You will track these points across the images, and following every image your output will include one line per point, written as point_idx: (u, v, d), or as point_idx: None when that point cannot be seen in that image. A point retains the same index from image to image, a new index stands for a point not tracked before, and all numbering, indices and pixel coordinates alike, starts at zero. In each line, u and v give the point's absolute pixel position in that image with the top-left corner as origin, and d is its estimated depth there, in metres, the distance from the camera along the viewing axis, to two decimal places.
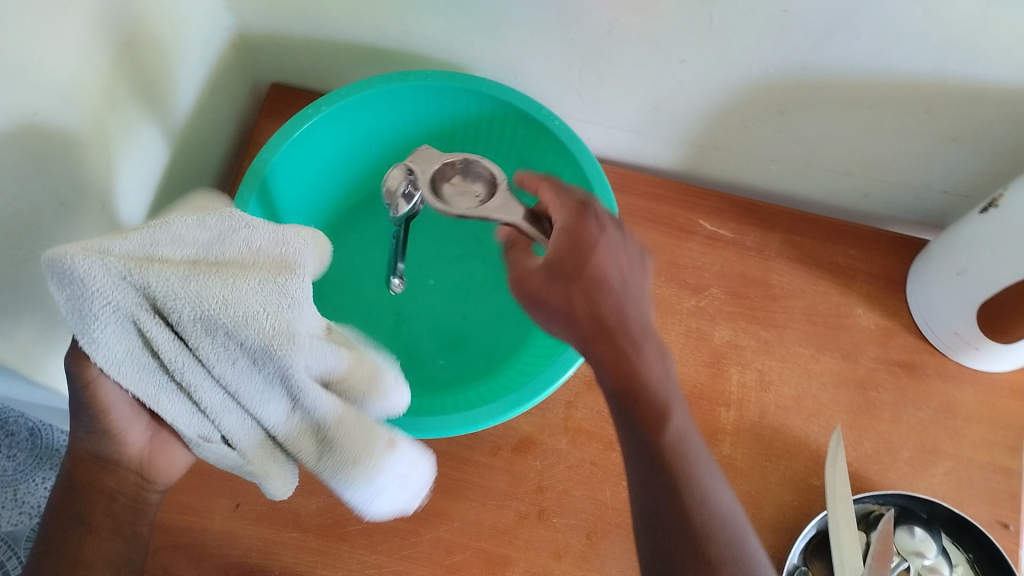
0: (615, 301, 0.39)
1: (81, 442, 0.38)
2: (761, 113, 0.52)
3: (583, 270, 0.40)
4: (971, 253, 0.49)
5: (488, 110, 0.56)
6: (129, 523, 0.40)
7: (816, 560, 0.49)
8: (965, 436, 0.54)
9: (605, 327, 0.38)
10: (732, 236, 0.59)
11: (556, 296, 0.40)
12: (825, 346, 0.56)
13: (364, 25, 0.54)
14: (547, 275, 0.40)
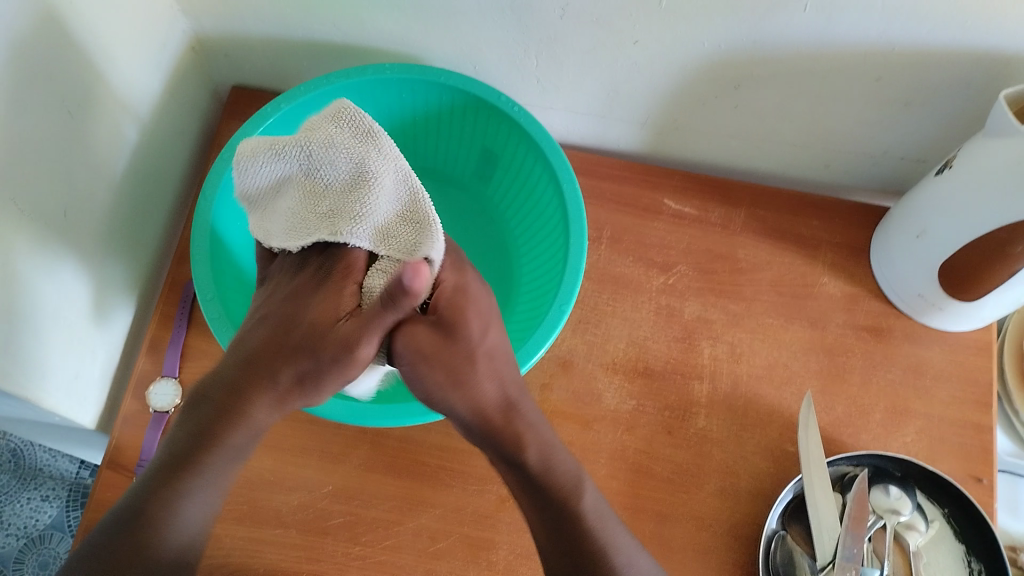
0: (500, 374, 0.46)
1: (286, 374, 0.42)
2: (716, 89, 0.52)
3: (470, 344, 0.45)
4: (930, 218, 0.50)
5: (447, 101, 0.56)
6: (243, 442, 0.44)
7: (794, 524, 0.50)
8: (934, 396, 0.55)
9: (500, 407, 0.45)
10: (697, 214, 0.60)
11: (448, 363, 0.44)
12: (793, 316, 0.57)
13: (320, 23, 0.54)
14: (437, 338, 0.44)
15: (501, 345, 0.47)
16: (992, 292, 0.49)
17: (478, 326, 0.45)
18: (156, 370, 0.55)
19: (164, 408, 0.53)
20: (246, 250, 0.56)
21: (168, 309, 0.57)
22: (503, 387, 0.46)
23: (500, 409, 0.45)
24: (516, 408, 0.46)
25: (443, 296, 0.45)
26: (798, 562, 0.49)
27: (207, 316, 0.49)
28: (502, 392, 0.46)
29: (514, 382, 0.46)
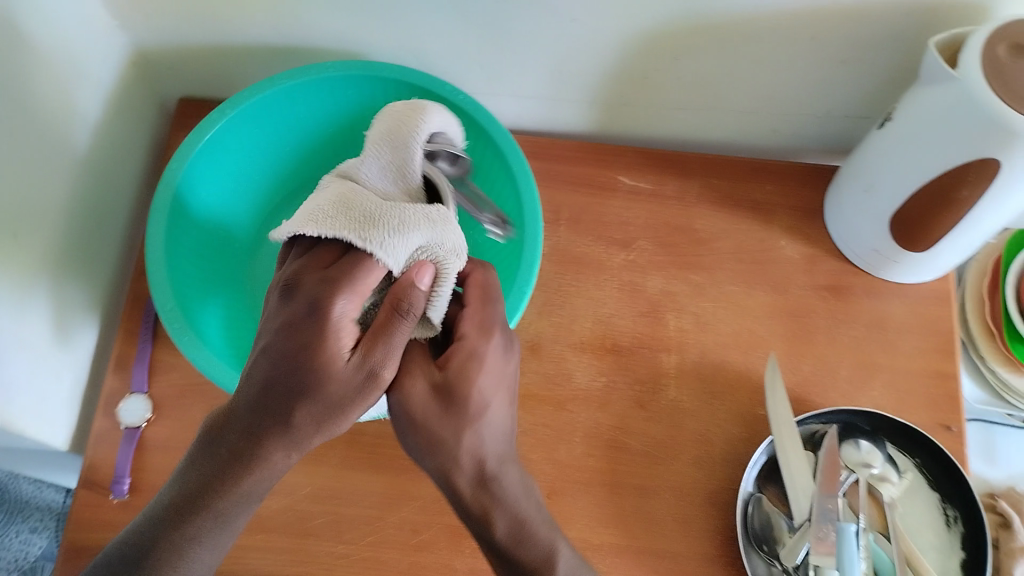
0: (498, 449, 0.40)
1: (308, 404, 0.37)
2: (657, 60, 0.53)
3: (474, 417, 0.39)
4: (878, 170, 0.50)
5: (394, 95, 0.56)
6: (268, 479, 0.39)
7: (770, 486, 0.51)
8: (897, 348, 0.56)
9: (472, 483, 0.39)
10: (653, 188, 0.61)
11: (441, 437, 0.39)
12: (754, 281, 0.58)
13: (259, 25, 0.54)
14: (435, 409, 0.39)
15: (502, 420, 0.40)
16: (943, 240, 0.50)
17: (478, 398, 0.39)
18: (124, 387, 0.55)
19: (135, 423, 0.53)
20: (206, 259, 0.56)
21: (132, 324, 0.57)
22: (479, 455, 0.39)
23: (492, 472, 0.39)
24: (491, 482, 0.39)
25: (457, 361, 0.40)
26: (774, 521, 0.50)
27: (168, 324, 0.49)
28: (479, 462, 0.39)
29: (494, 453, 0.40)
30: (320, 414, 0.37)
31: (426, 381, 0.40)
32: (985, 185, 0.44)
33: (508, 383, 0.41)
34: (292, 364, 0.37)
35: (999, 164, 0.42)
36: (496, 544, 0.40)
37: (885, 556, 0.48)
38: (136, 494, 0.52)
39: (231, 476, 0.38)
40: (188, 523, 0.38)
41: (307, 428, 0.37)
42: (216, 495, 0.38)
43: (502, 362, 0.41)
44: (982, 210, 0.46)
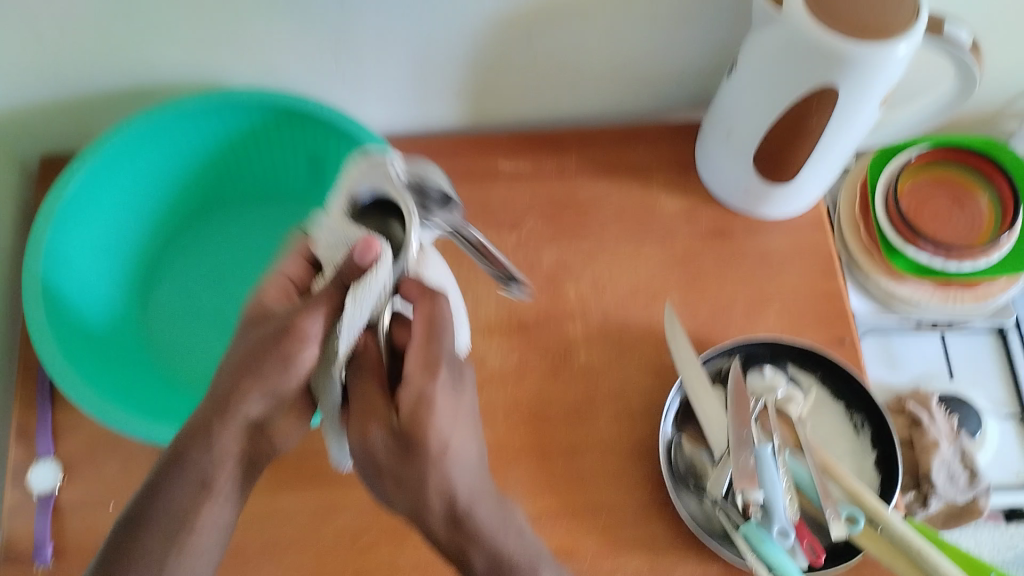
0: (466, 479, 0.38)
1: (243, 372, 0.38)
2: (510, 43, 0.54)
3: (435, 458, 0.37)
4: (732, 114, 0.53)
5: (259, 115, 0.57)
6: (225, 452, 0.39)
7: (688, 426, 0.53)
8: (784, 277, 0.59)
9: (444, 522, 0.38)
10: (532, 168, 0.62)
11: (404, 480, 0.37)
12: (642, 239, 0.60)
13: (110, 65, 0.54)
14: (394, 452, 0.37)
15: (470, 450, 0.39)
16: (805, 168, 0.53)
17: (438, 442, 0.37)
18: (29, 454, 0.53)
19: (47, 489, 0.51)
20: (91, 307, 0.55)
21: (28, 391, 0.55)
22: (450, 494, 0.38)
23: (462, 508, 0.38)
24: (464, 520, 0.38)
25: (408, 403, 0.37)
26: (697, 459, 0.52)
27: (59, 379, 0.48)
28: (450, 502, 0.38)
29: (466, 488, 0.38)
30: (258, 402, 0.39)
31: (383, 430, 0.37)
32: (829, 110, 0.47)
33: (467, 411, 0.39)
34: (254, 349, 0.38)
35: (837, 87, 0.46)
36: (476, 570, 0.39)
37: (803, 470, 0.49)
38: (59, 559, 0.50)
39: (191, 462, 0.39)
40: (146, 521, 0.39)
41: (247, 405, 0.38)
42: (181, 483, 0.39)
43: (454, 397, 0.38)
44: (832, 133, 0.49)
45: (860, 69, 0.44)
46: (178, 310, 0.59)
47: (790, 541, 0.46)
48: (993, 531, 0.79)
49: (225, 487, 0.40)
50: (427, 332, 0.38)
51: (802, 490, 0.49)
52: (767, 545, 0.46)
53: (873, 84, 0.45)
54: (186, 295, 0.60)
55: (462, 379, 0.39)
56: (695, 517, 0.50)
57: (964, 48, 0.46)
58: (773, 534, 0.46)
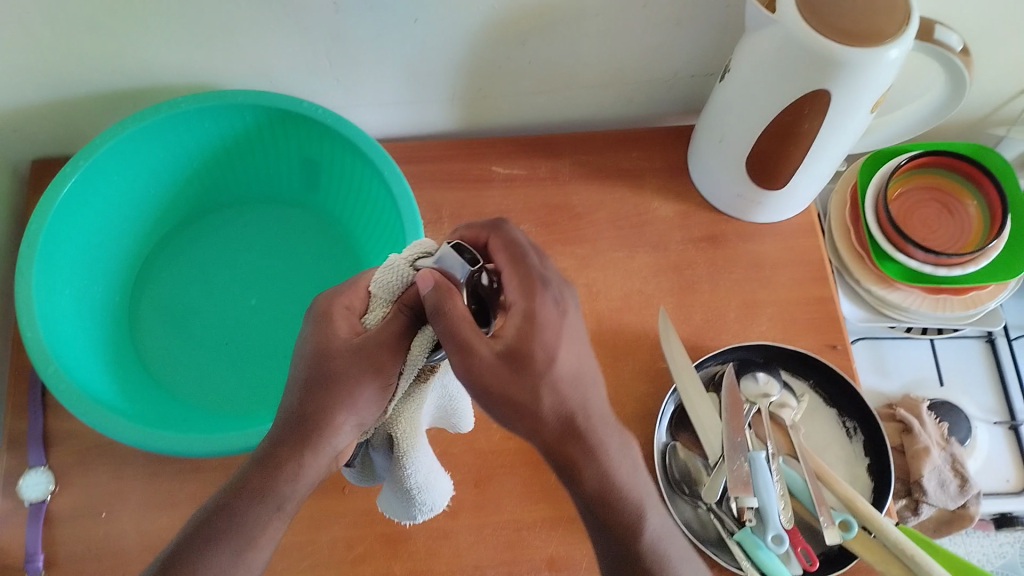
0: (582, 393, 0.36)
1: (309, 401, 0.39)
2: (505, 48, 0.54)
3: (542, 371, 0.35)
4: (724, 120, 0.53)
5: (253, 119, 0.56)
6: (294, 476, 0.39)
7: (682, 433, 0.53)
8: (777, 282, 0.59)
9: (561, 435, 0.35)
10: (526, 173, 0.62)
11: (516, 399, 0.34)
12: (636, 245, 0.60)
13: (99, 69, 0.53)
14: (504, 373, 0.34)
15: (580, 364, 0.36)
16: (796, 174, 0.53)
17: (544, 354, 0.35)
18: (21, 463, 0.52)
19: (39, 497, 0.51)
20: (83, 316, 0.54)
21: (19, 399, 0.54)
22: (569, 409, 0.35)
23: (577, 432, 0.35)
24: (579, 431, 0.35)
25: (512, 327, 0.35)
26: (691, 465, 0.52)
27: (53, 385, 0.47)
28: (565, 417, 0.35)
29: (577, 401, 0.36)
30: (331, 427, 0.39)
31: (489, 349, 0.34)
32: (822, 115, 0.47)
33: (578, 324, 0.37)
34: (320, 384, 0.39)
35: (829, 92, 0.46)
36: (584, 495, 0.36)
37: (796, 475, 0.49)
38: (51, 570, 0.49)
39: (268, 489, 0.38)
40: (215, 533, 0.37)
41: (331, 436, 0.39)
42: (255, 502, 0.38)
43: (557, 311, 0.36)
44: (824, 138, 0.49)
45: (854, 73, 0.44)
46: (170, 318, 0.58)
47: (784, 547, 0.46)
48: (982, 539, 0.82)
49: (292, 510, 0.39)
50: (511, 256, 0.37)
51: (796, 494, 0.49)
52: (762, 552, 0.47)
53: (865, 88, 0.45)
54: (177, 303, 0.59)
55: (564, 289, 0.38)
56: (690, 523, 0.50)
57: (954, 52, 0.46)
58: (767, 540, 0.46)
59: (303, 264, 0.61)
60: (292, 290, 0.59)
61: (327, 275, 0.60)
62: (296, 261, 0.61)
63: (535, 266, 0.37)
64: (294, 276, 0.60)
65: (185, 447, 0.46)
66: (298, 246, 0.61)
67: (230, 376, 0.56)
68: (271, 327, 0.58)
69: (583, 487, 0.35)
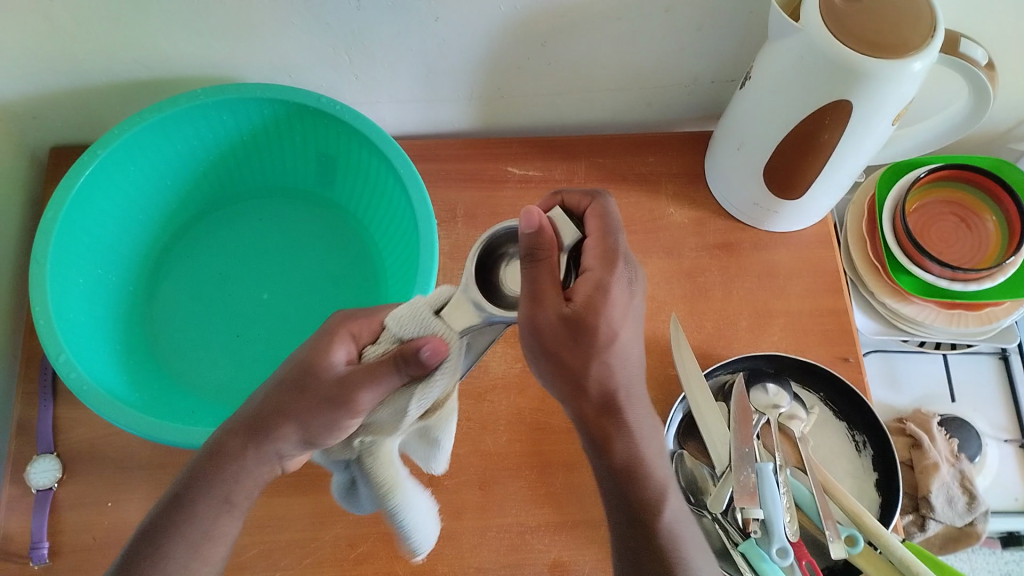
0: (624, 371, 0.40)
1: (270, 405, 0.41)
2: (526, 49, 0.54)
3: (601, 347, 0.38)
4: (744, 129, 0.53)
5: (271, 114, 0.56)
6: (235, 478, 0.41)
7: (689, 441, 0.53)
8: (791, 293, 0.59)
9: (598, 409, 0.40)
10: (542, 174, 0.62)
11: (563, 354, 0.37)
12: (650, 251, 0.60)
13: (119, 59, 0.53)
14: (563, 336, 0.37)
15: (633, 347, 0.40)
16: (814, 184, 0.53)
17: (607, 329, 0.37)
18: (30, 449, 0.53)
19: (46, 485, 0.51)
20: (96, 306, 0.55)
21: (30, 385, 0.55)
22: (614, 387, 0.39)
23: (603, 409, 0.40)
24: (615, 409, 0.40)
25: (583, 291, 0.37)
26: (698, 473, 0.52)
27: (65, 374, 0.47)
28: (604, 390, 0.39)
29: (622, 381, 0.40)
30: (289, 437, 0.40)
31: (558, 313, 0.36)
32: (843, 126, 0.47)
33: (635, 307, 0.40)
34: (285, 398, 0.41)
35: (850, 103, 0.45)
36: (612, 464, 0.40)
37: (803, 488, 0.49)
38: (56, 557, 0.50)
39: (215, 480, 0.41)
40: (172, 521, 0.39)
41: (279, 442, 0.41)
42: (207, 495, 0.40)
43: (625, 293, 0.38)
44: (844, 148, 0.49)
45: (876, 84, 0.43)
46: (180, 311, 0.59)
47: (789, 560, 0.45)
48: (987, 556, 0.82)
49: (242, 503, 0.42)
50: (602, 228, 0.39)
51: (802, 508, 0.49)
52: (765, 563, 0.46)
53: (887, 101, 0.45)
54: (188, 296, 0.59)
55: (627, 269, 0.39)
56: None
57: (979, 66, 0.46)
58: (772, 552, 0.45)
59: (314, 259, 0.61)
60: (304, 286, 0.59)
61: (337, 271, 0.60)
62: (307, 255, 0.61)
63: (614, 239, 0.38)
64: (306, 272, 0.60)
65: (192, 440, 0.46)
66: (310, 242, 0.62)
67: (241, 369, 0.56)
68: (281, 323, 0.58)
69: (612, 457, 0.40)
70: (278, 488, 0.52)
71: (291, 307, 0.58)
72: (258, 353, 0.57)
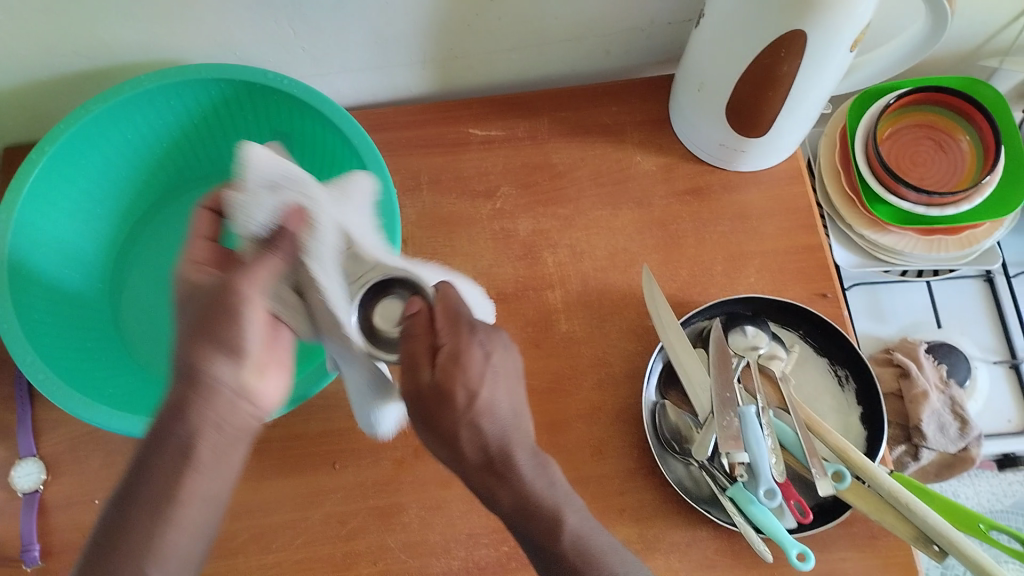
0: (501, 425, 0.38)
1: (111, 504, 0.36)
2: (473, 7, 0.53)
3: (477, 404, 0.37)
4: (702, 70, 0.52)
5: (219, 94, 0.55)
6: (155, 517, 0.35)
7: (671, 391, 0.52)
8: (765, 232, 0.58)
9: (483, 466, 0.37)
10: (504, 133, 0.61)
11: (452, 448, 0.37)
12: (620, 202, 0.59)
13: (57, 53, 0.52)
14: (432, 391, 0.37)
15: (504, 402, 0.38)
16: (779, 118, 0.52)
17: (465, 392, 0.37)
18: (11, 455, 0.52)
19: (31, 488, 0.51)
20: (62, 306, 0.54)
21: (6, 391, 0.54)
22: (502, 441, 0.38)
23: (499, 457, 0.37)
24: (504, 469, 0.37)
25: (441, 361, 0.38)
26: (681, 423, 0.51)
27: (33, 377, 0.47)
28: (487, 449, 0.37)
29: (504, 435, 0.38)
30: (222, 358, 0.38)
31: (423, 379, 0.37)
32: (800, 57, 0.46)
33: (505, 364, 0.39)
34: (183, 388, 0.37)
35: (805, 33, 0.44)
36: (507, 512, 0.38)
37: (788, 430, 0.49)
38: (47, 559, 0.50)
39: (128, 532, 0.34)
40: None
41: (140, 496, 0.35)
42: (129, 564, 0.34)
43: (484, 350, 0.38)
44: (805, 80, 0.48)
45: (830, 11, 0.42)
46: (151, 302, 0.58)
47: (777, 501, 0.46)
48: (989, 478, 0.82)
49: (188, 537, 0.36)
50: (450, 322, 0.39)
51: (787, 449, 0.49)
52: (753, 506, 0.46)
53: (843, 27, 0.43)
54: (157, 287, 0.59)
55: (493, 333, 0.40)
56: (682, 481, 0.50)
57: None
58: (760, 495, 0.46)
59: None
60: None
61: None
62: None
63: (452, 332, 0.38)
64: None
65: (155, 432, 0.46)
66: None
67: None
68: None
69: (502, 504, 0.38)
70: (270, 471, 0.52)
71: None
72: None
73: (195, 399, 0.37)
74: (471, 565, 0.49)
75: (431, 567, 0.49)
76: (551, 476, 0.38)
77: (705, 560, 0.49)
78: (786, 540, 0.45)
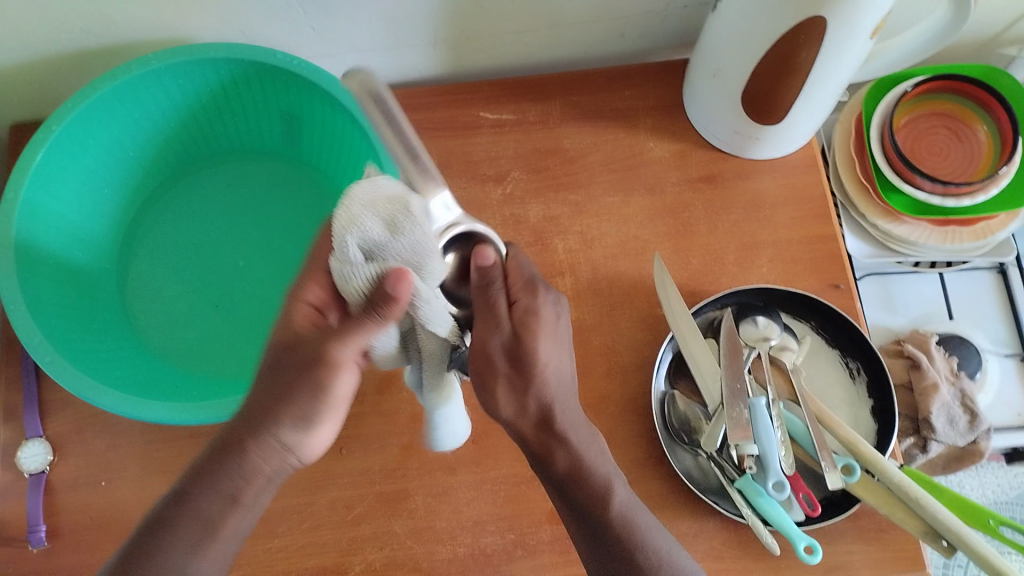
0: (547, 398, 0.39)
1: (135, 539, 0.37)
2: None
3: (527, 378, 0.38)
4: (719, 55, 0.51)
5: (228, 74, 0.54)
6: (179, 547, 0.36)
7: (681, 381, 0.52)
8: (778, 221, 0.57)
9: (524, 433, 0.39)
10: (516, 117, 0.60)
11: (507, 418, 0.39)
12: (632, 189, 0.58)
13: (65, 31, 0.52)
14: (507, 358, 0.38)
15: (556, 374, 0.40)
16: (795, 107, 0.51)
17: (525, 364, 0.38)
18: (17, 436, 0.52)
19: (38, 468, 0.51)
20: (68, 286, 0.53)
21: (12, 371, 0.54)
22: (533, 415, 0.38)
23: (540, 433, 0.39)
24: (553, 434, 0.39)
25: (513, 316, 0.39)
26: (691, 414, 0.51)
27: (39, 358, 0.47)
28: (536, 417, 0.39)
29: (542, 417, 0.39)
30: (290, 428, 0.39)
31: (498, 341, 0.38)
32: (818, 43, 0.45)
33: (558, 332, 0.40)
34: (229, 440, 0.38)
35: (824, 20, 0.43)
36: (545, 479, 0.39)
37: (798, 421, 0.48)
38: (53, 540, 0.50)
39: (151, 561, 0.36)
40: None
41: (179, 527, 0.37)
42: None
43: (554, 314, 0.40)
44: (823, 68, 0.47)
45: None
46: (157, 284, 0.58)
47: (785, 494, 0.45)
48: (995, 469, 0.82)
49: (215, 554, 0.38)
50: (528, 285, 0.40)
51: (797, 440, 0.48)
52: (762, 498, 0.45)
53: (864, 14, 0.42)
54: (164, 270, 0.58)
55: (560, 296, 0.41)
56: (690, 472, 0.50)
57: None
58: (768, 487, 0.46)
59: (284, 225, 0.59)
60: (276, 255, 0.58)
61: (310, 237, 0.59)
62: (274, 224, 0.59)
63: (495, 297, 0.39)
64: (278, 241, 0.59)
65: (149, 414, 0.46)
66: (282, 208, 0.60)
67: (226, 341, 0.55)
68: (248, 297, 0.57)
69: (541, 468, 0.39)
70: None
71: (265, 279, 0.57)
72: (225, 324, 0.56)
73: (253, 452, 0.38)
74: (477, 552, 0.49)
75: (437, 553, 0.49)
76: (594, 447, 0.40)
77: (713, 551, 0.49)
78: (792, 532, 0.45)
